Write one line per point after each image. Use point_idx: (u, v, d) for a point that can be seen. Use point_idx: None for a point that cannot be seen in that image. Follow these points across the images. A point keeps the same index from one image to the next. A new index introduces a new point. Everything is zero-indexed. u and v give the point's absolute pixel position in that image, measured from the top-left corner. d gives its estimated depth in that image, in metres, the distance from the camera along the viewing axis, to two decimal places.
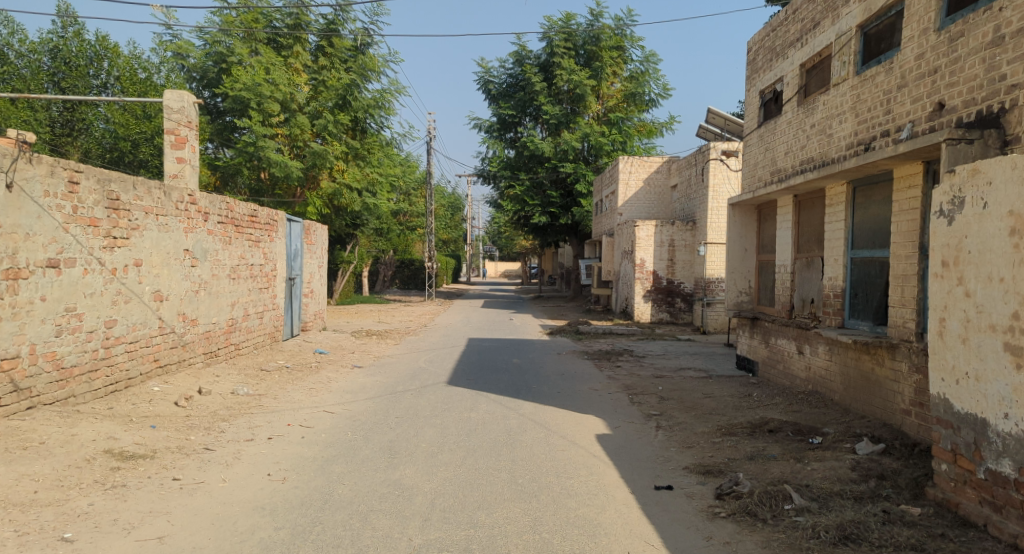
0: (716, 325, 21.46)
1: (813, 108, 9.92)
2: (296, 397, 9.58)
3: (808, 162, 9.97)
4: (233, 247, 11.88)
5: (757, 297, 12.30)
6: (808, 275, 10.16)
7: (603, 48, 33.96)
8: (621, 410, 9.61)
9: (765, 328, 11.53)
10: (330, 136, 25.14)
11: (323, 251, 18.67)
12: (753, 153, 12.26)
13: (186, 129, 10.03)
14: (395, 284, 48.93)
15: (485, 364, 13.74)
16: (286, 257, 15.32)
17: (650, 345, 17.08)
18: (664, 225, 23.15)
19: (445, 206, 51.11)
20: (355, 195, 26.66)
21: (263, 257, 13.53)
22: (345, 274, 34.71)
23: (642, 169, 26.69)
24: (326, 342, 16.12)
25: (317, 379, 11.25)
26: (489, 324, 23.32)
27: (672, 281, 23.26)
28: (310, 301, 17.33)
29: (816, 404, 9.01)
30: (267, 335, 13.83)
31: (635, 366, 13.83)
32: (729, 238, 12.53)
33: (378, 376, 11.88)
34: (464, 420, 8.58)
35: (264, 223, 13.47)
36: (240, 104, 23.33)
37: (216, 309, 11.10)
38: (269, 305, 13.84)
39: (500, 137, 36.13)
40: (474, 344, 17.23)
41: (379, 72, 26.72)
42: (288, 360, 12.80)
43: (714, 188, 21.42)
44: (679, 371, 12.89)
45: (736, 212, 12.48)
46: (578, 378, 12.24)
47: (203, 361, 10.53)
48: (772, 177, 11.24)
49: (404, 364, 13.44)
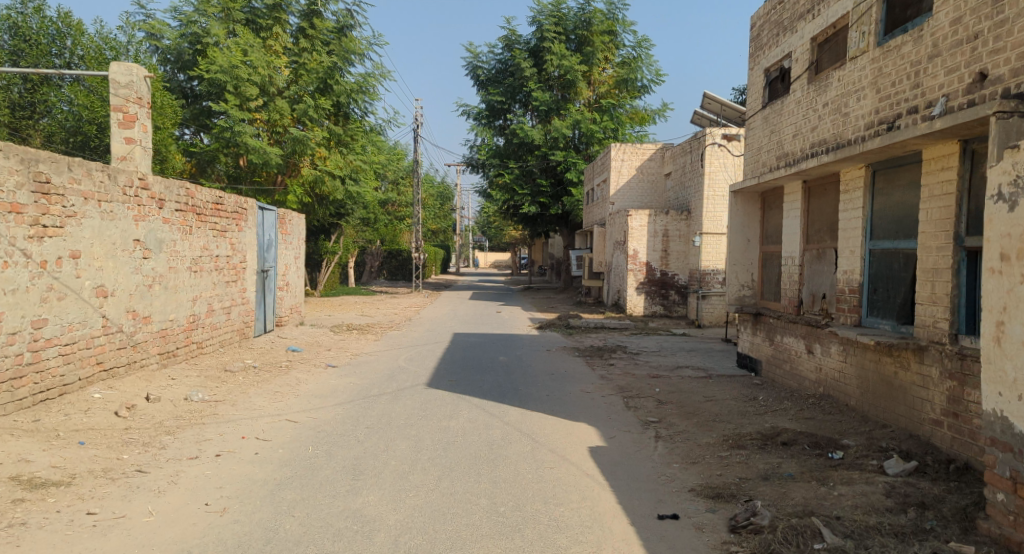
0: (712, 318, 20.66)
1: (826, 85, 9.07)
2: (259, 403, 8.69)
3: (819, 144, 9.12)
4: (194, 237, 10.94)
5: (760, 291, 11.46)
6: (819, 267, 9.31)
7: (595, 32, 32.96)
8: (615, 417, 8.76)
9: (770, 325, 10.70)
10: (311, 122, 24.10)
11: (300, 242, 17.73)
12: (756, 136, 11.40)
13: (136, 105, 9.09)
14: (383, 274, 47.99)
15: (469, 362, 12.87)
16: (258, 248, 14.40)
17: (644, 340, 16.24)
18: (658, 215, 22.29)
19: (434, 195, 50.10)
20: (338, 183, 25.60)
21: (230, 248, 12.57)
22: (330, 265, 33.75)
23: (635, 157, 25.82)
24: (302, 338, 15.22)
25: (286, 381, 10.34)
26: (475, 317, 22.46)
27: (665, 273, 22.46)
28: (286, 294, 16.42)
29: (830, 411, 8.19)
30: (235, 331, 12.89)
31: (629, 364, 12.99)
32: (731, 228, 11.68)
33: (353, 377, 10.98)
34: (442, 431, 7.72)
35: (231, 212, 12.52)
36: (217, 87, 22.26)
37: (174, 305, 10.19)
38: (237, 299, 12.89)
39: (488, 124, 35.12)
40: (459, 340, 16.36)
41: (362, 56, 25.67)
42: (257, 360, 11.88)
43: (710, 175, 20.54)
44: (676, 371, 12.05)
45: (738, 200, 11.63)
46: (569, 379, 11.39)
47: (158, 362, 9.64)
48: (779, 162, 10.39)
49: (382, 363, 12.57)
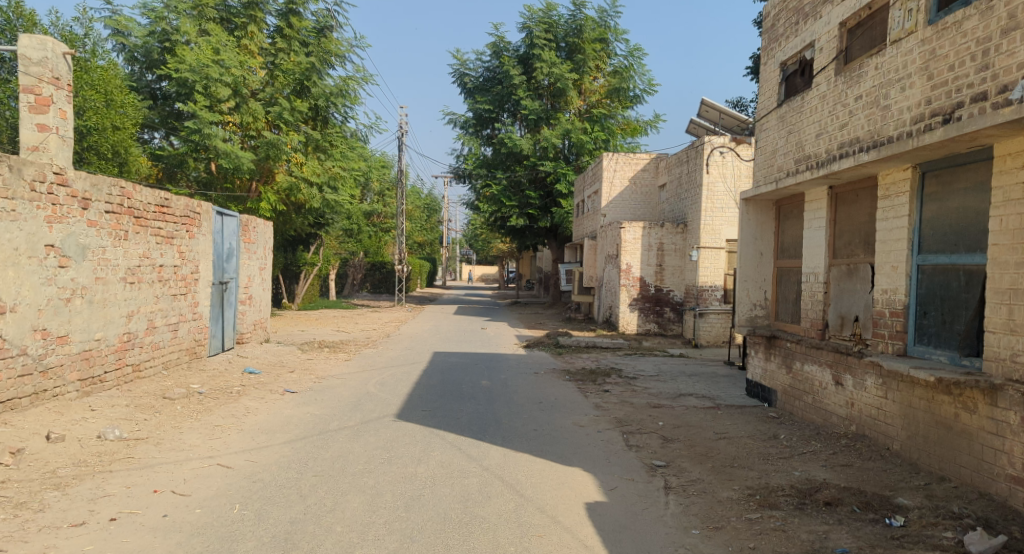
0: (709, 337, 19.44)
1: (859, 75, 7.85)
2: (191, 441, 7.28)
3: (851, 144, 7.88)
4: (130, 244, 9.57)
5: (774, 311, 10.21)
6: (849, 285, 8.05)
7: (586, 39, 31.94)
8: (615, 459, 7.43)
9: (788, 350, 9.45)
10: (286, 125, 22.74)
11: (268, 251, 16.32)
12: (771, 138, 10.20)
13: (51, 86, 7.87)
14: (365, 287, 46.48)
15: (447, 387, 11.50)
16: (215, 257, 13.01)
17: (641, 362, 14.95)
18: (652, 228, 21.11)
19: (420, 207, 48.84)
20: (315, 190, 24.15)
21: (178, 257, 11.13)
22: (309, 277, 32.31)
23: (627, 167, 24.68)
24: (264, 357, 13.78)
25: (231, 412, 8.93)
26: (459, 334, 21.09)
27: (660, 289, 21.23)
28: (249, 308, 14.97)
29: (868, 456, 6.90)
30: (184, 350, 11.45)
31: (626, 391, 11.66)
32: (741, 240, 10.43)
33: (313, 406, 9.58)
34: (407, 479, 6.36)
35: (180, 216, 11.13)
36: (186, 86, 20.86)
37: (102, 321, 8.81)
38: (187, 315, 11.48)
39: (476, 133, 33.89)
40: (438, 360, 15.00)
41: (343, 58, 24.36)
42: (204, 384, 10.43)
43: (708, 186, 19.39)
44: (679, 400, 10.74)
45: (750, 209, 10.41)
46: (559, 410, 10.03)
47: (79, 391, 8.26)
48: (799, 165, 9.15)
49: (350, 388, 11.18)
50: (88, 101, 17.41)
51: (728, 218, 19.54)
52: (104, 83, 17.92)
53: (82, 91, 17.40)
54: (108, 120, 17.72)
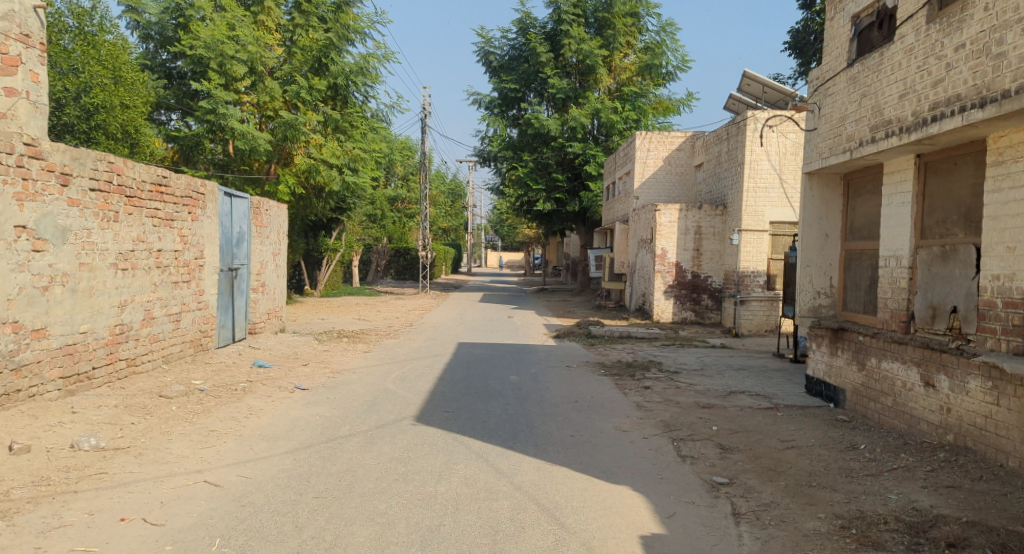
0: (751, 327, 18.24)
1: (962, 19, 6.67)
2: (179, 450, 6.33)
3: (950, 102, 6.70)
4: (122, 226, 8.62)
5: (842, 300, 9.03)
6: (945, 271, 6.87)
7: (616, 14, 30.56)
8: (669, 474, 6.35)
9: (860, 344, 8.27)
10: (304, 105, 21.74)
11: (283, 235, 15.37)
12: (839, 102, 9.00)
13: (18, 45, 7.01)
14: (389, 273, 45.62)
15: (472, 383, 10.48)
16: (222, 243, 12.09)
17: (682, 354, 13.82)
18: (689, 210, 19.86)
19: (445, 192, 47.80)
20: (334, 173, 23.07)
21: (179, 241, 10.21)
22: (331, 264, 31.48)
23: (662, 146, 23.42)
24: (277, 349, 12.87)
25: (232, 413, 7.98)
26: (484, 323, 20.07)
27: (697, 275, 20.00)
28: (261, 297, 14.06)
29: (978, 475, 5.80)
30: (188, 342, 10.54)
31: (670, 387, 10.58)
32: (803, 220, 9.24)
33: (324, 407, 8.60)
34: (426, 503, 5.36)
35: (181, 195, 10.20)
36: (201, 64, 19.94)
37: (88, 312, 7.89)
38: (190, 304, 10.57)
39: (501, 114, 32.72)
40: (462, 352, 13.98)
41: (364, 35, 23.27)
42: (206, 381, 9.50)
43: (751, 164, 18.14)
44: (731, 400, 9.60)
45: (814, 184, 9.23)
46: (598, 412, 8.95)
47: (61, 390, 7.36)
48: (877, 131, 7.95)
49: (367, 384, 10.24)
50: (95, 78, 16.64)
51: (771, 198, 18.22)
52: (112, 59, 17.19)
53: (89, 68, 16.65)
54: (117, 98, 16.90)
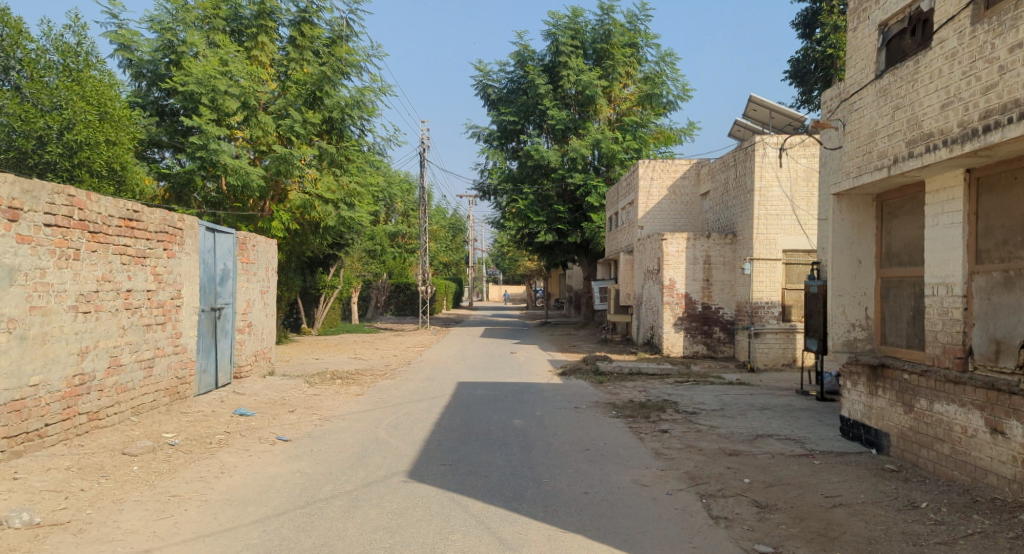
0: (767, 360, 17.33)
1: (1014, 17, 5.95)
2: (129, 524, 5.46)
3: (1006, 109, 5.94)
4: (85, 265, 7.83)
5: (880, 333, 8.19)
6: (1009, 300, 6.11)
7: (615, 44, 30.26)
8: (702, 542, 5.45)
9: (904, 384, 7.43)
10: (299, 140, 21.08)
11: (271, 272, 14.53)
12: (868, 117, 8.23)
13: None
14: (389, 309, 44.68)
15: (472, 430, 9.57)
16: (202, 283, 11.23)
17: (699, 392, 12.90)
18: (697, 239, 19.06)
19: (445, 226, 47.09)
20: (330, 208, 22.32)
21: (152, 280, 9.39)
22: (329, 301, 30.66)
23: (666, 175, 22.76)
24: (263, 395, 11.99)
25: (201, 472, 7.06)
26: (486, 360, 19.17)
27: (708, 306, 19.16)
28: (248, 338, 13.20)
29: None
30: (162, 391, 9.66)
31: (691, 430, 9.68)
32: (833, 245, 8.42)
33: (307, 462, 7.69)
34: None
35: (154, 230, 9.40)
36: (193, 100, 19.30)
37: (41, 361, 7.08)
38: (165, 349, 9.71)
39: (500, 147, 32.24)
40: (463, 393, 13.07)
41: (360, 68, 22.76)
42: (179, 433, 8.60)
43: (762, 191, 17.41)
44: (760, 446, 8.67)
45: (844, 206, 8.41)
46: (613, 462, 8.05)
47: (4, 452, 6.52)
48: (916, 146, 7.18)
49: (357, 433, 9.36)
50: (79, 114, 15.78)
51: (783, 226, 17.43)
52: (97, 94, 16.31)
53: (72, 103, 15.79)
54: (101, 135, 16.06)
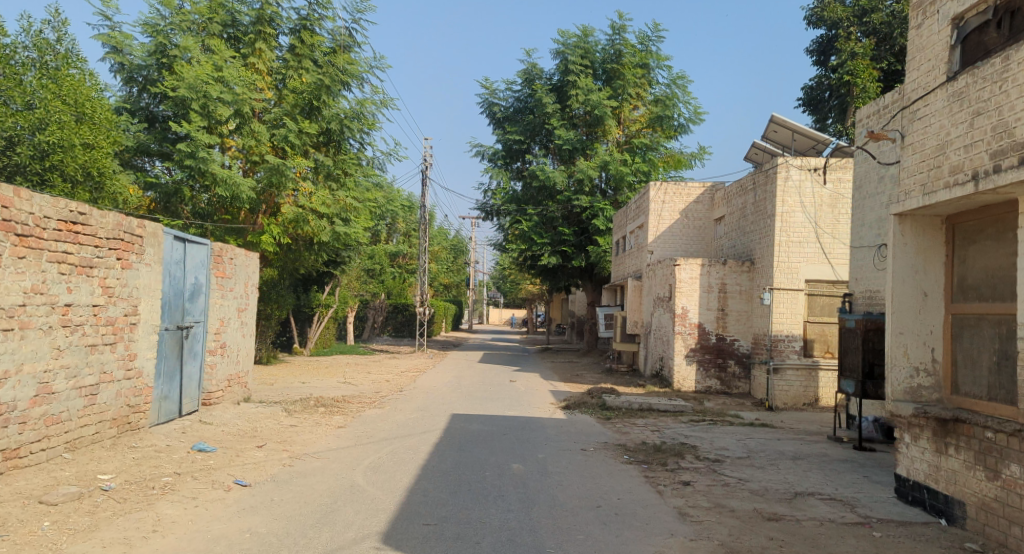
0: (786, 398, 15.99)
1: None
2: None
3: None
4: (6, 272, 6.72)
5: (951, 381, 6.96)
6: None
7: (626, 64, 29.20)
8: None
9: (988, 443, 6.23)
10: (293, 150, 19.87)
11: (251, 289, 13.28)
12: (936, 124, 7.02)
13: None
14: (386, 330, 43.29)
15: (464, 476, 8.27)
16: (165, 298, 9.96)
17: (718, 435, 11.56)
18: (712, 266, 17.87)
19: (446, 247, 45.93)
20: (324, 223, 20.88)
21: (101, 293, 8.17)
22: (322, 320, 29.37)
23: (677, 198, 21.58)
24: (233, 426, 10.69)
25: (126, 532, 5.80)
26: (483, 389, 17.84)
27: (722, 338, 17.86)
28: (221, 360, 11.91)
29: None
30: (109, 422, 8.35)
31: (717, 485, 8.36)
32: (894, 274, 7.20)
33: (261, 517, 6.38)
34: None
35: (106, 237, 8.21)
36: (182, 106, 18.02)
37: None
38: (114, 374, 8.43)
39: (505, 167, 31.20)
40: (456, 428, 11.75)
41: (360, 80, 21.63)
42: (117, 475, 7.30)
43: (783, 216, 16.21)
44: (802, 508, 7.36)
45: (906, 228, 7.20)
46: (630, 525, 6.74)
47: None
48: (1006, 159, 5.98)
49: (329, 477, 8.05)
50: (54, 114, 14.39)
51: (806, 254, 16.18)
52: (76, 93, 14.96)
53: (47, 102, 14.43)
54: (77, 137, 14.71)
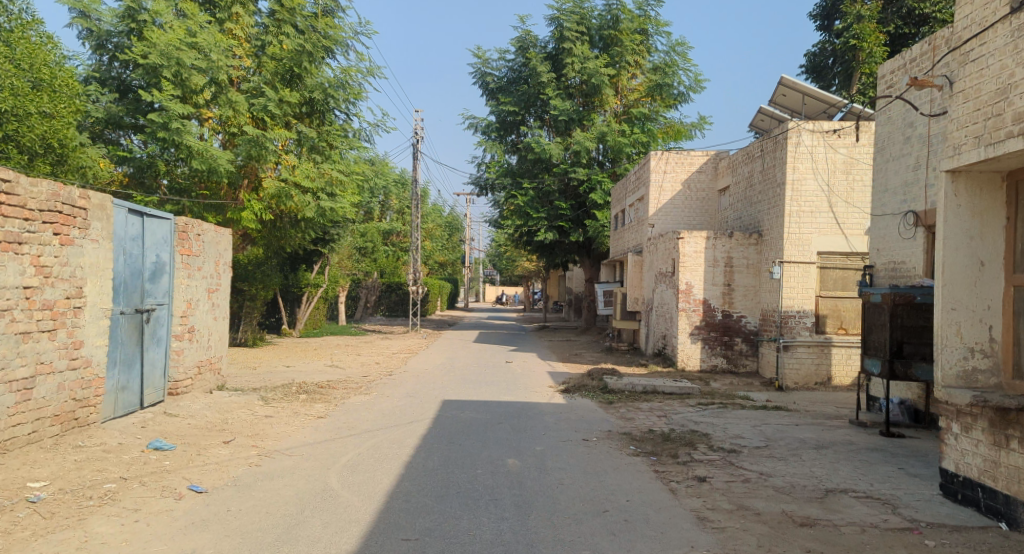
0: (797, 377, 15.07)
1: None
2: None
3: None
4: None
5: (1012, 363, 6.02)
6: None
7: (623, 30, 27.90)
8: None
9: None
10: (274, 121, 18.69)
11: (222, 270, 12.25)
12: (995, 65, 5.98)
13: None
14: (380, 309, 42.34)
15: (452, 475, 7.32)
16: (117, 278, 8.95)
17: (730, 421, 10.62)
18: (718, 238, 16.85)
19: (441, 224, 44.85)
20: (308, 198, 19.51)
21: (35, 272, 7.19)
22: (311, 301, 28.41)
23: (680, 168, 20.49)
24: (199, 418, 9.73)
25: None
26: (477, 371, 16.91)
27: (729, 315, 16.90)
28: (189, 346, 10.91)
29: None
30: (49, 419, 7.39)
31: (736, 481, 7.42)
32: (945, 240, 6.23)
33: (212, 535, 5.42)
34: None
35: (37, 207, 7.20)
36: (153, 74, 16.79)
37: None
38: (54, 365, 7.44)
39: (499, 140, 29.93)
40: (446, 416, 10.81)
41: (343, 46, 20.38)
42: (51, 483, 6.35)
43: (794, 185, 15.17)
44: (838, 509, 6.44)
45: (960, 188, 6.21)
46: (643, 534, 5.81)
47: None
48: None
49: (298, 480, 7.09)
50: (8, 78, 13.12)
51: (819, 224, 15.18)
52: (32, 57, 13.75)
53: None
54: (34, 104, 13.47)
